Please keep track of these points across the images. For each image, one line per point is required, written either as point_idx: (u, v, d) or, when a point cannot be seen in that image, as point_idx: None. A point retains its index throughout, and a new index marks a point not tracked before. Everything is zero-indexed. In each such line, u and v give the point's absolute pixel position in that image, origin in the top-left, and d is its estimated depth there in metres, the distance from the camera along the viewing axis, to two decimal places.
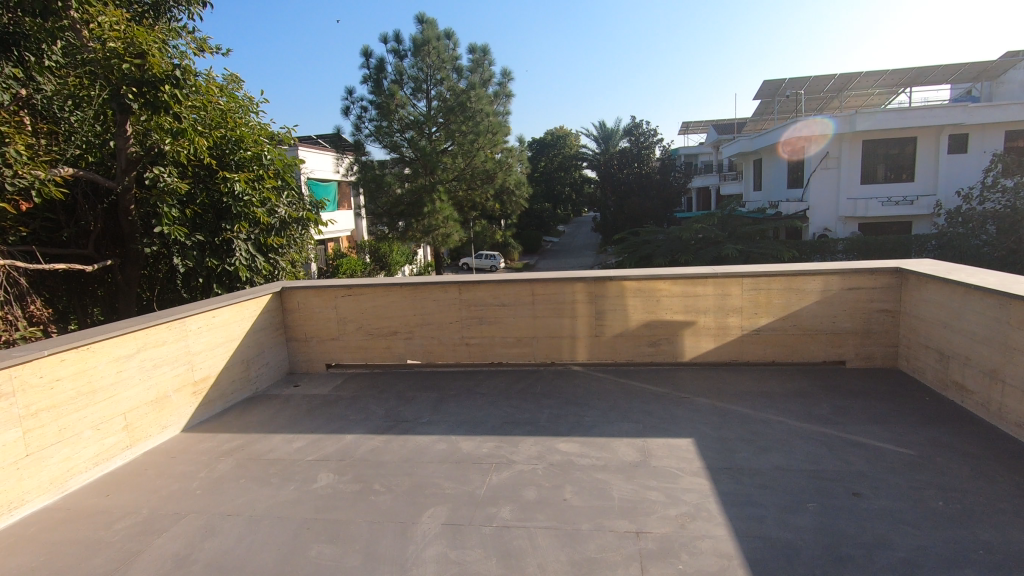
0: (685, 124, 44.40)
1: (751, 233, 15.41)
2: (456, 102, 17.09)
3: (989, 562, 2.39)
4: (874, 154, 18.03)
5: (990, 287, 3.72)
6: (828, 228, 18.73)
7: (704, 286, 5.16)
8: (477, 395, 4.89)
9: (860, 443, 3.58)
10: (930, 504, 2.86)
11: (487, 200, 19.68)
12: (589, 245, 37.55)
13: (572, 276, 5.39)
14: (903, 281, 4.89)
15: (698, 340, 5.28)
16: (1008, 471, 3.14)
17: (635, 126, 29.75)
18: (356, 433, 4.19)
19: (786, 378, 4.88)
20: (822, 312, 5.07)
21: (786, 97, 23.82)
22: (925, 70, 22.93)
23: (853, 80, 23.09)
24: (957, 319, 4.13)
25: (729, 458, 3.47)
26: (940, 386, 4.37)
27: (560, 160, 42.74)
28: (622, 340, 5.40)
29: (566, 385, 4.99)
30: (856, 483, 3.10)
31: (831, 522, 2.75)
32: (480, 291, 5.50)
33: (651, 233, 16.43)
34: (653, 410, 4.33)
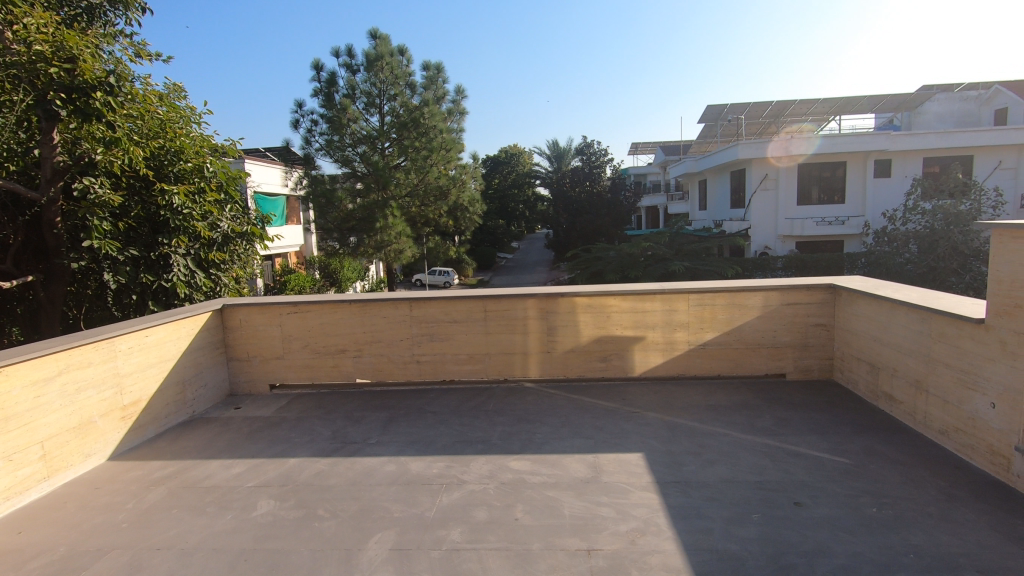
0: (633, 145, 45.82)
1: (697, 250, 15.95)
2: (410, 118, 17.01)
3: (919, 566, 2.51)
4: (808, 176, 19.10)
5: (913, 302, 3.97)
6: (768, 246, 19.59)
7: (652, 302, 5.28)
8: (428, 413, 4.79)
9: (799, 453, 3.72)
10: (865, 510, 2.98)
11: (440, 216, 19.62)
12: (543, 262, 37.88)
13: (524, 292, 5.40)
14: (836, 297, 5.15)
15: (646, 355, 5.38)
16: (933, 477, 3.33)
17: (587, 146, 30.41)
18: (300, 456, 4.02)
19: (730, 391, 5.02)
20: (763, 327, 5.27)
21: (728, 121, 24.98)
22: (852, 100, 24.62)
23: (789, 107, 24.50)
24: (885, 332, 4.38)
25: (677, 471, 3.52)
26: (871, 397, 4.61)
27: (513, 177, 43.16)
28: (573, 356, 5.44)
29: (519, 402, 4.96)
30: (796, 492, 3.21)
31: (775, 531, 2.82)
32: (431, 307, 5.44)
33: (603, 250, 16.75)
34: (604, 425, 4.36)
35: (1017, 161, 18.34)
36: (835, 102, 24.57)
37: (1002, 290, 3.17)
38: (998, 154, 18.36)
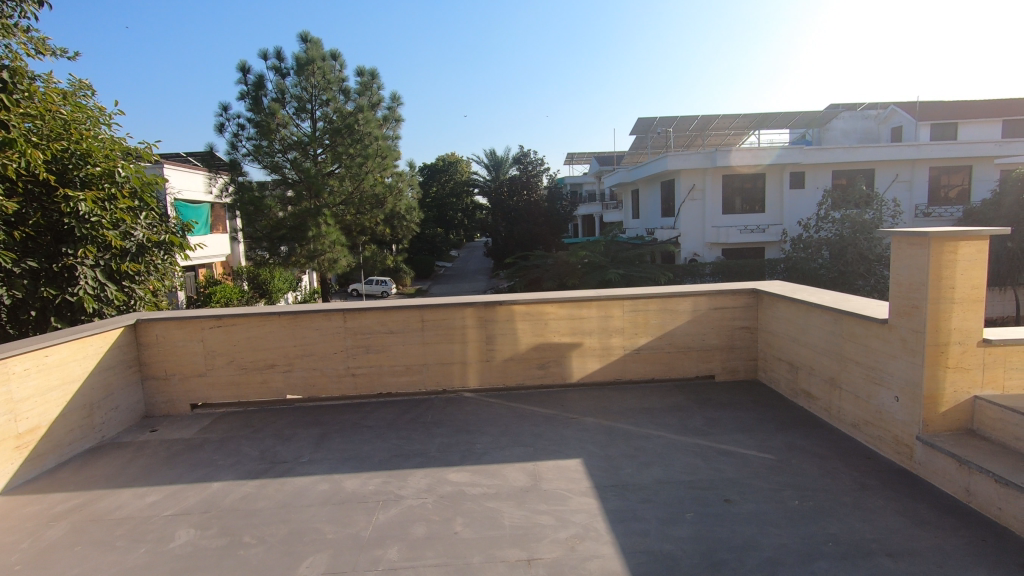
0: (569, 155, 46.79)
1: (630, 257, 16.43)
2: (343, 124, 16.52)
3: (837, 553, 2.67)
4: (732, 187, 20.20)
5: (826, 305, 4.25)
6: (697, 253, 20.49)
7: (588, 308, 5.37)
8: (364, 428, 4.64)
9: (728, 452, 3.88)
10: (788, 503, 3.14)
11: (377, 224, 19.22)
12: (482, 270, 37.83)
13: (462, 301, 5.36)
14: (759, 300, 5.45)
15: (584, 361, 5.46)
16: (847, 468, 3.56)
17: (524, 155, 30.71)
18: (224, 480, 3.77)
19: (664, 394, 5.18)
20: (693, 330, 5.48)
21: (658, 134, 26.00)
22: (769, 116, 26.33)
23: (713, 122, 25.82)
24: (803, 333, 4.66)
25: (614, 475, 3.58)
26: (791, 394, 4.88)
27: (451, 186, 42.98)
28: (512, 364, 5.44)
29: (458, 413, 4.90)
30: (726, 489, 3.34)
31: (707, 529, 2.91)
32: (367, 318, 5.29)
33: (541, 257, 16.94)
34: (543, 432, 4.38)
35: (911, 174, 20.14)
36: (754, 117, 26.12)
37: (903, 292, 3.45)
38: (895, 168, 20.11)
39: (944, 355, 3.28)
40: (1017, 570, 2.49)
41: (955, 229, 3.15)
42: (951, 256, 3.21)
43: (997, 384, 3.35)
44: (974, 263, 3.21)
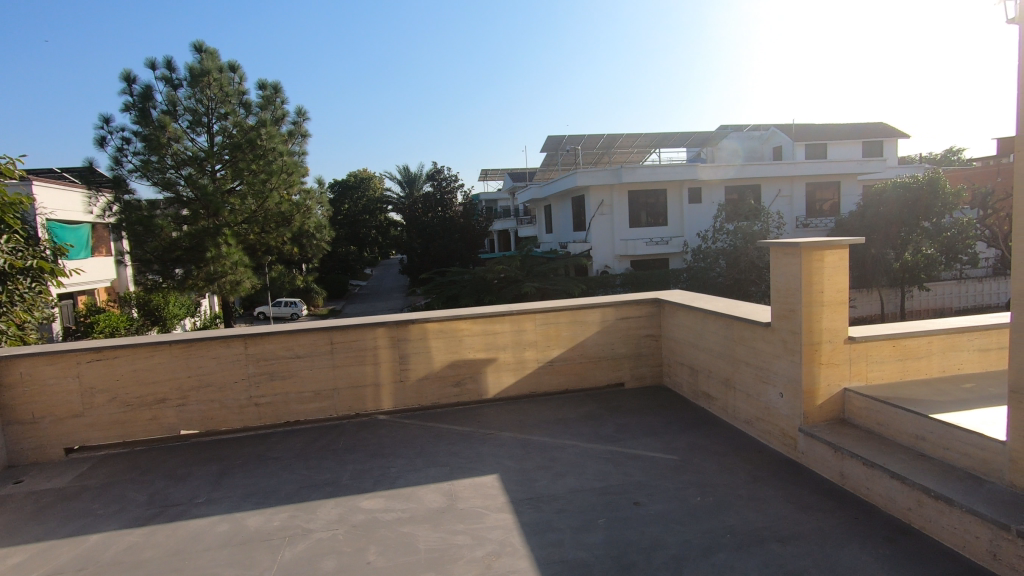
0: (483, 172, 47.19)
1: (545, 271, 16.83)
2: (244, 139, 15.68)
3: (734, 543, 2.86)
4: (638, 202, 21.32)
5: (719, 311, 4.56)
6: (608, 265, 21.36)
7: (501, 323, 5.43)
8: (269, 460, 4.37)
9: (637, 456, 4.05)
10: (691, 501, 3.32)
11: (284, 243, 18.33)
12: (399, 287, 37.08)
13: (373, 321, 5.22)
14: (661, 309, 5.76)
15: (499, 376, 5.49)
16: (743, 463, 3.82)
17: (437, 171, 30.63)
18: (105, 531, 3.39)
19: (577, 404, 5.32)
20: (602, 340, 5.69)
21: (567, 151, 26.96)
22: (668, 136, 28.17)
23: (618, 140, 27.17)
24: (700, 339, 4.98)
25: (530, 488, 3.61)
26: (692, 396, 5.19)
27: (364, 203, 42.05)
28: (427, 383, 5.36)
29: (372, 437, 4.75)
30: (636, 492, 3.48)
31: (618, 533, 3.01)
32: (270, 343, 5.01)
33: (458, 273, 16.89)
34: (460, 450, 4.34)
35: (791, 190, 22.22)
36: (654, 137, 27.81)
37: (781, 296, 3.79)
38: (778, 185, 22.14)
39: (818, 352, 3.63)
40: (884, 544, 2.78)
41: (820, 239, 3.53)
42: (819, 264, 3.58)
43: (862, 376, 3.76)
44: (837, 270, 3.60)
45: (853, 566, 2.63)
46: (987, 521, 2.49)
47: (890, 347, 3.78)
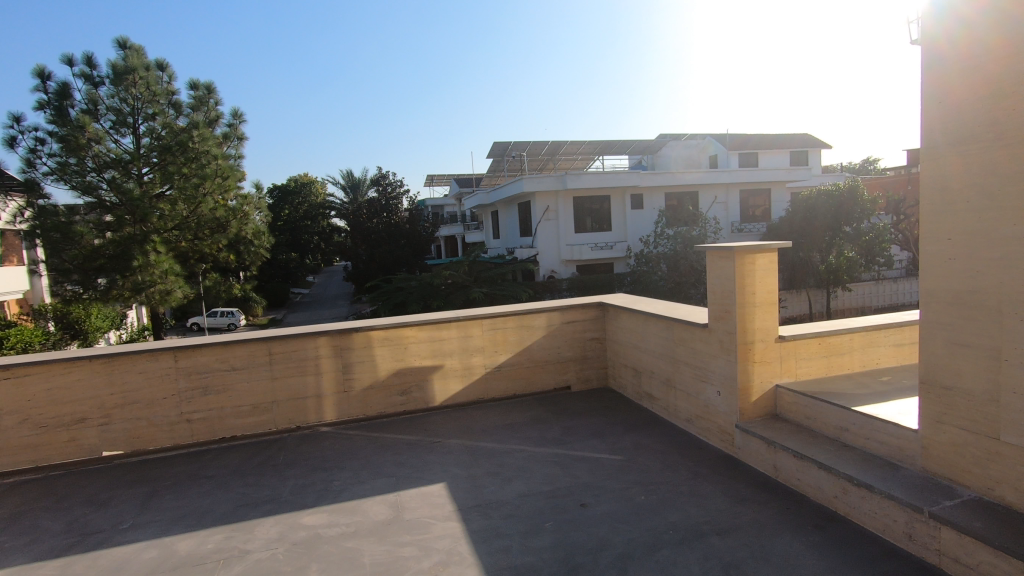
0: (429, 177, 46.70)
1: (493, 276, 16.83)
2: (174, 141, 14.88)
3: (676, 539, 2.94)
4: (583, 208, 21.72)
5: (660, 313, 4.70)
6: (554, 270, 21.65)
7: (448, 329, 5.39)
8: (202, 479, 4.14)
9: (584, 458, 4.10)
10: (635, 500, 3.40)
11: (219, 251, 17.51)
12: (343, 294, 36.13)
13: (314, 330, 5.06)
14: (605, 312, 5.88)
15: (446, 383, 5.44)
16: (684, 460, 3.95)
17: (382, 176, 30.11)
18: (14, 565, 3.11)
19: (524, 409, 5.34)
20: (548, 345, 5.74)
21: (512, 157, 27.12)
22: (610, 144, 28.88)
23: (562, 147, 27.60)
24: (643, 340, 5.12)
25: (478, 495, 3.59)
26: (636, 397, 5.32)
27: (305, 209, 40.91)
28: (372, 393, 5.24)
29: (314, 450, 4.59)
30: (583, 494, 3.52)
31: (565, 536, 3.04)
32: (203, 356, 4.76)
33: (404, 280, 16.61)
34: (406, 460, 4.27)
35: (726, 196, 23.23)
36: (597, 145, 28.43)
37: (716, 298, 3.95)
38: (714, 192, 23.11)
39: (751, 351, 3.81)
40: (813, 531, 2.94)
41: (751, 244, 3.71)
42: (751, 267, 3.76)
43: (792, 373, 3.96)
44: (768, 272, 3.80)
45: (786, 554, 2.76)
46: (903, 505, 2.67)
47: (817, 345, 4.01)
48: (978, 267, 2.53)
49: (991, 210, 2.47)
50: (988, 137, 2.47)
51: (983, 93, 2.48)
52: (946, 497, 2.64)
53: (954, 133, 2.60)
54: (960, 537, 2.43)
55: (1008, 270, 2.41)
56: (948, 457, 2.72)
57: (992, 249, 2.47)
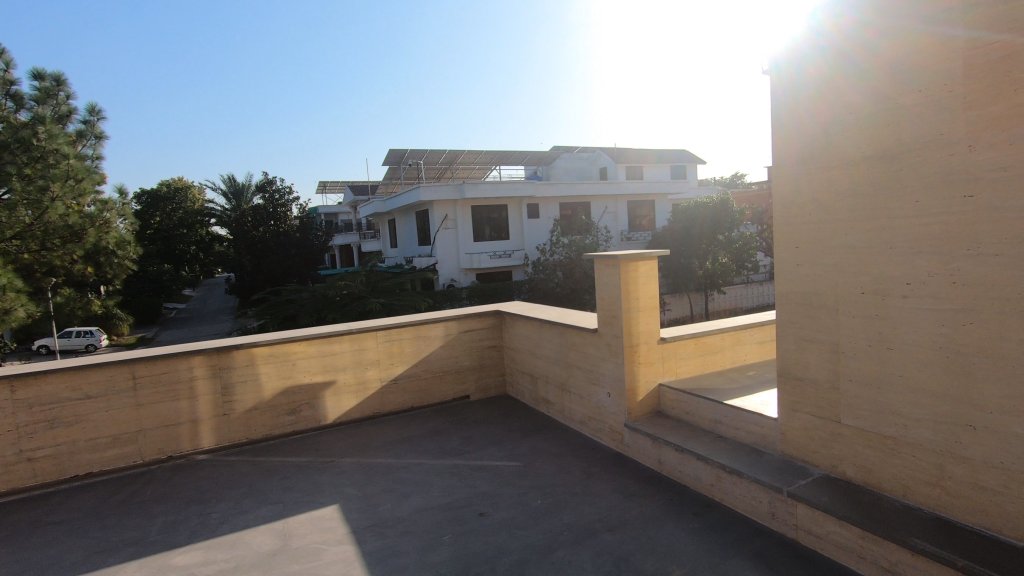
0: (321, 184, 44.48)
1: (390, 287, 16.40)
2: (13, 137, 12.81)
3: (570, 539, 3.03)
4: (480, 217, 21.91)
5: (553, 320, 4.84)
6: (454, 279, 21.65)
7: (340, 343, 5.16)
8: (47, 526, 3.60)
9: (482, 466, 4.11)
10: (532, 504, 3.46)
11: (72, 262, 15.41)
12: (225, 308, 33.30)
13: (187, 350, 4.62)
14: (502, 321, 5.95)
15: (339, 400, 5.21)
16: (579, 462, 4.08)
17: (268, 183, 28.18)
18: None
19: (422, 421, 5.24)
20: (445, 355, 5.69)
21: (409, 165, 26.69)
22: (507, 154, 29.42)
23: (459, 157, 27.67)
24: (538, 347, 5.24)
25: (373, 514, 3.47)
26: (533, 402, 5.42)
27: (180, 216, 37.47)
28: (256, 414, 4.88)
29: (189, 481, 4.17)
30: (481, 503, 3.52)
31: (462, 547, 3.02)
32: (49, 384, 4.16)
33: (295, 292, 15.59)
34: (295, 484, 4.02)
35: (616, 207, 24.53)
36: (494, 155, 28.85)
37: (604, 304, 4.15)
38: (604, 203, 24.35)
39: (636, 353, 4.05)
40: (694, 518, 3.17)
41: (634, 251, 3.93)
42: (634, 274, 3.99)
43: (673, 372, 4.25)
44: (650, 278, 4.05)
45: (670, 542, 2.95)
46: (766, 487, 2.96)
47: (693, 345, 4.35)
48: (820, 271, 2.88)
49: (828, 221, 2.82)
50: (827, 160, 2.82)
51: (823, 121, 2.84)
52: (799, 476, 2.97)
53: (802, 155, 2.94)
54: (813, 511, 2.73)
55: (843, 273, 2.78)
56: (801, 440, 3.06)
57: (829, 255, 2.83)
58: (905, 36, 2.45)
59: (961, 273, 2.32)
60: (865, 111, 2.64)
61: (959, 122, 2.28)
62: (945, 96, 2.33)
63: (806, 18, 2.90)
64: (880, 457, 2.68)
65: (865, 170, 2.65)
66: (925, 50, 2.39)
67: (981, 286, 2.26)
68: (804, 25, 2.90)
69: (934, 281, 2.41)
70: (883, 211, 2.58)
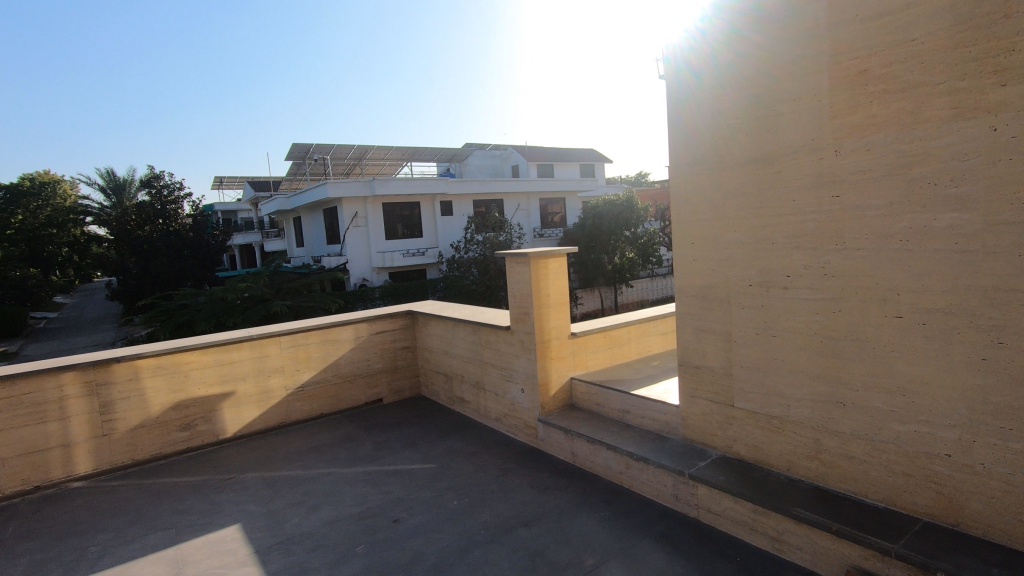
0: (216, 180, 41.34)
1: (297, 288, 15.73)
2: None
3: (487, 538, 3.03)
4: (392, 214, 21.39)
5: (466, 319, 4.81)
6: (366, 278, 21.02)
7: (238, 351, 4.82)
8: None
9: (396, 471, 4.01)
10: (448, 505, 3.43)
11: None
12: (107, 316, 30.05)
13: (54, 367, 4.10)
14: (414, 320, 5.83)
15: (239, 411, 4.87)
16: (495, 460, 4.09)
17: (154, 177, 25.36)
18: None
19: (332, 428, 5.03)
20: (356, 358, 5.48)
21: (315, 160, 25.46)
22: (418, 151, 28.96)
23: (369, 152, 26.80)
24: (452, 347, 5.20)
25: (279, 531, 3.27)
26: (449, 402, 5.38)
27: (47, 214, 33.31)
28: (143, 432, 4.45)
29: (62, 513, 3.72)
30: (396, 509, 3.44)
31: (375, 557, 2.93)
32: None
33: (190, 296, 14.29)
34: (189, 506, 3.70)
35: (528, 204, 24.91)
36: (405, 151, 28.26)
37: (516, 301, 4.19)
38: (517, 200, 24.64)
39: (548, 348, 4.13)
40: (606, 507, 3.27)
41: (544, 249, 4.00)
42: (544, 271, 4.06)
43: (583, 365, 4.38)
44: (559, 275, 4.14)
45: (582, 532, 3.03)
46: (670, 471, 3.13)
47: (602, 339, 4.51)
48: (712, 265, 3.08)
49: (720, 219, 3.01)
50: (720, 164, 3.00)
51: (713, 125, 3.01)
52: (700, 458, 3.16)
53: (696, 158, 3.10)
54: (711, 490, 2.92)
55: (733, 267, 2.98)
56: (700, 424, 3.26)
57: (721, 251, 3.03)
58: (783, 48, 2.65)
59: (831, 265, 2.56)
60: (750, 117, 2.84)
61: (827, 129, 2.52)
62: (815, 105, 2.56)
63: (694, 23, 3.05)
64: (766, 435, 2.92)
65: (750, 170, 2.86)
66: (799, 63, 2.60)
67: (848, 277, 2.51)
68: (694, 33, 3.05)
69: (809, 273, 2.65)
70: (766, 210, 2.80)
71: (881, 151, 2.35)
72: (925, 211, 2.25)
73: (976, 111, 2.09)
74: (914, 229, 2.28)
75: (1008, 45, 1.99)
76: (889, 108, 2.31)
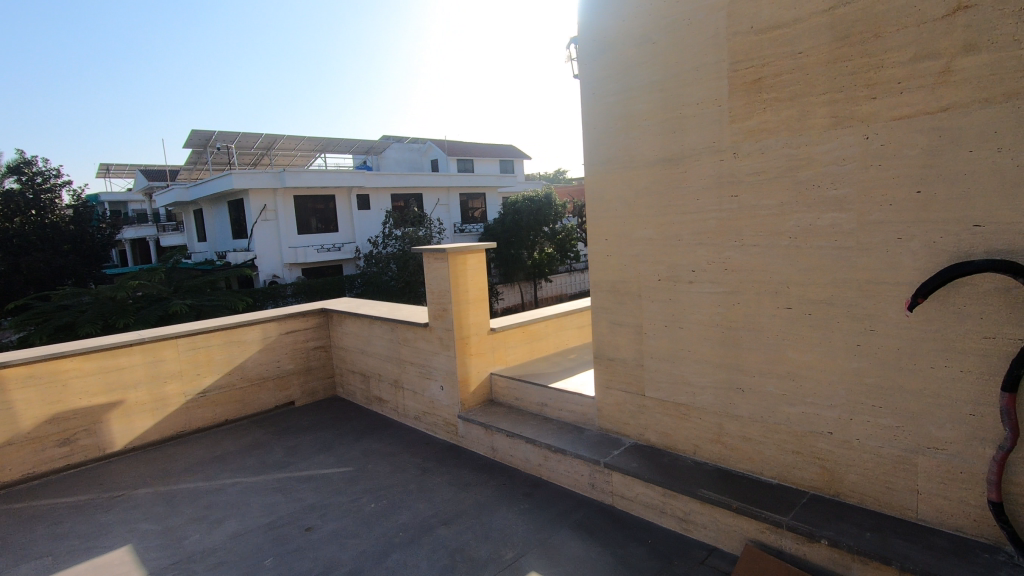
0: (101, 168, 37.46)
1: (199, 285, 14.54)
2: None
3: (405, 540, 2.97)
4: (305, 208, 20.42)
5: (383, 317, 4.68)
6: (276, 275, 19.92)
7: (128, 355, 4.40)
8: None
9: (309, 476, 3.84)
10: (365, 509, 3.33)
11: None
12: None
13: None
14: (328, 319, 5.60)
15: (130, 421, 4.45)
16: (414, 459, 4.02)
17: (23, 163, 22.71)
18: None
19: (239, 435, 4.73)
20: (264, 359, 5.18)
21: (217, 149, 23.75)
22: (332, 142, 27.83)
23: (278, 142, 25.37)
24: (368, 345, 5.04)
25: (178, 549, 3.03)
26: (366, 402, 5.22)
27: None
28: (11, 451, 3.94)
29: None
30: (308, 517, 3.29)
31: (287, 569, 2.78)
32: None
33: (71, 295, 12.82)
34: (70, 529, 3.34)
35: (447, 199, 24.70)
36: (318, 141, 27.05)
37: (434, 298, 4.13)
38: (437, 195, 24.33)
39: (467, 345, 4.11)
40: (526, 500, 3.31)
41: (462, 245, 3.97)
42: (463, 267, 4.03)
43: (503, 360, 4.41)
44: (478, 271, 4.13)
45: (502, 527, 3.04)
46: (586, 461, 3.22)
47: (520, 334, 4.56)
48: (625, 261, 3.19)
49: (631, 216, 3.12)
50: (630, 163, 3.10)
51: (623, 124, 3.10)
52: (614, 447, 3.28)
53: (608, 156, 3.19)
54: (624, 477, 3.04)
55: (644, 262, 3.11)
56: (614, 414, 3.38)
57: (633, 247, 3.14)
58: (686, 53, 2.77)
59: (730, 261, 2.74)
60: (657, 117, 2.94)
61: (726, 133, 2.68)
62: (715, 110, 2.71)
63: (604, 22, 3.11)
64: (674, 422, 3.08)
65: (658, 171, 2.97)
66: (701, 68, 2.73)
67: (743, 272, 2.70)
68: (603, 33, 3.11)
69: (711, 268, 2.81)
70: (674, 208, 2.93)
71: (772, 155, 2.54)
72: (810, 210, 2.45)
73: (852, 120, 2.29)
74: (801, 227, 2.48)
75: (877, 62, 2.21)
76: (778, 115, 2.50)
